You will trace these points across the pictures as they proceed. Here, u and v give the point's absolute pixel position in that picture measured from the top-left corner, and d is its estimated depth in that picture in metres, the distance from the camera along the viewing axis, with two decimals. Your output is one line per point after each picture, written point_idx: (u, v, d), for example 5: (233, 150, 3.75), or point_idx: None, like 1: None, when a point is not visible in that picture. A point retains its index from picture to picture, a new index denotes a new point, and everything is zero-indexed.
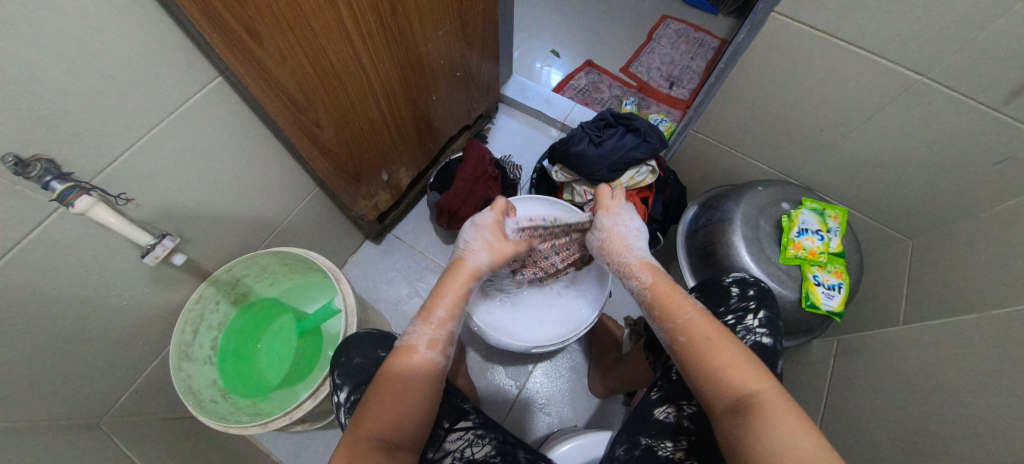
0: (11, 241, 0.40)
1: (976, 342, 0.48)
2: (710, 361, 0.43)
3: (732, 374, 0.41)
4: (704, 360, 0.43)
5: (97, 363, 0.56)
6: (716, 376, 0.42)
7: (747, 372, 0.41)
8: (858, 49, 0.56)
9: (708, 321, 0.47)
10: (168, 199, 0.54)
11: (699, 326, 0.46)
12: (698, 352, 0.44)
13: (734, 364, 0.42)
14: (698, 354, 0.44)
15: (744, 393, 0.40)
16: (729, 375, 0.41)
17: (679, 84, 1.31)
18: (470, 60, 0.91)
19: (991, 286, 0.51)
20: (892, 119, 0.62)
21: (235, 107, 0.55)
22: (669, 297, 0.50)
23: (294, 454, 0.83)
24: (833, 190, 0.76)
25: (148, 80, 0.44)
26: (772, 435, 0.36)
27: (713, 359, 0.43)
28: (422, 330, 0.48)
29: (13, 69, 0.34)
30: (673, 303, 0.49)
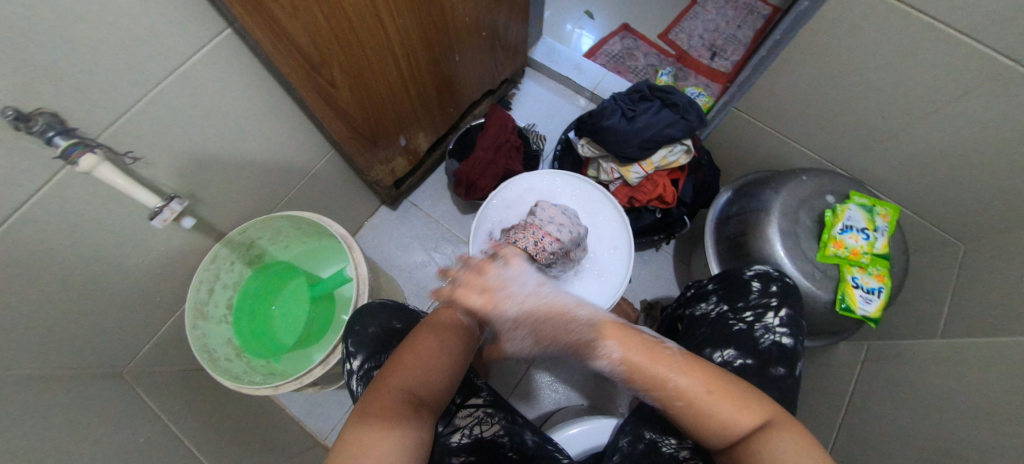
0: (21, 198, 0.39)
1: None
2: (712, 421, 0.38)
3: (736, 423, 0.37)
4: (705, 418, 0.38)
5: (117, 317, 0.57)
6: (723, 429, 0.38)
7: (749, 412, 0.37)
8: (946, 27, 0.49)
9: (693, 368, 0.41)
10: (178, 158, 0.52)
11: (690, 381, 0.40)
12: (695, 411, 0.39)
13: (735, 412, 0.38)
14: (699, 415, 0.39)
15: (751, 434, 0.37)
16: (731, 427, 0.37)
17: (722, 54, 1.20)
18: (497, 17, 0.84)
19: None
20: (969, 111, 0.55)
21: (246, 63, 0.52)
22: (654, 371, 0.42)
23: (307, 410, 0.86)
24: (886, 185, 0.70)
25: (153, 31, 0.41)
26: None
27: (716, 415, 0.38)
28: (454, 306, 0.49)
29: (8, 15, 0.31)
30: (648, 357, 0.43)
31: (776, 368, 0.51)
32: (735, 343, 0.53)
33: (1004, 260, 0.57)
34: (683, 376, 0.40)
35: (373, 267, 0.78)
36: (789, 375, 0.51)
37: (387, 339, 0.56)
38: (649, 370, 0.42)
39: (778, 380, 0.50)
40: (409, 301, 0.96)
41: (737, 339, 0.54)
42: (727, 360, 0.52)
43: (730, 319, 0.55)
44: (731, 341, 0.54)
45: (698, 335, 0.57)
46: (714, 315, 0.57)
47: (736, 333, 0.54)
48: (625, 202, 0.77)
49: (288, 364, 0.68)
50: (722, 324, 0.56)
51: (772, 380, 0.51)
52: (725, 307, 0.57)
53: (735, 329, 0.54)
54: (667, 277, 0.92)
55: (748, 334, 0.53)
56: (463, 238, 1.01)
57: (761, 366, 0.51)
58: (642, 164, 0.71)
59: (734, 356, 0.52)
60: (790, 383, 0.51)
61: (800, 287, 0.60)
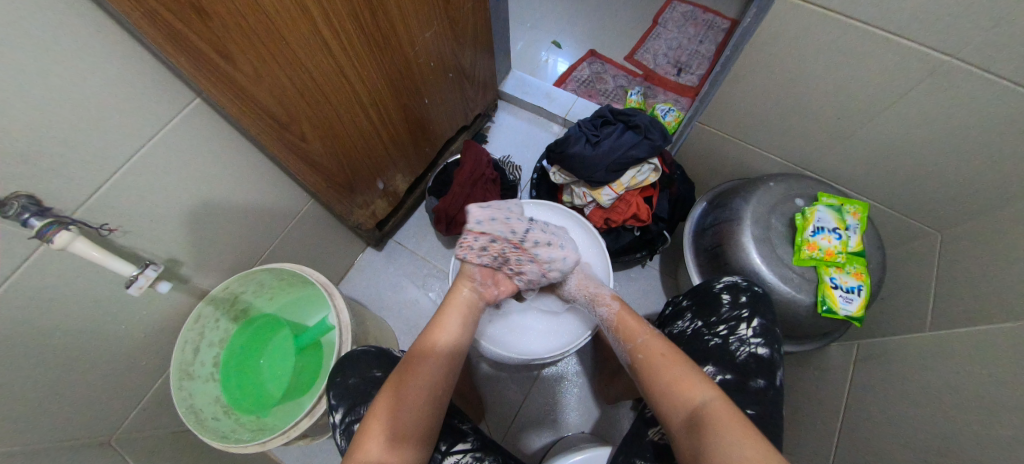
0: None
1: (1008, 349, 0.44)
2: (662, 382, 0.46)
3: (681, 385, 0.45)
4: (658, 376, 0.47)
5: (104, 384, 0.57)
6: (672, 390, 0.45)
7: (695, 382, 0.44)
8: (877, 29, 0.51)
9: (660, 340, 0.51)
10: (156, 223, 0.54)
11: (654, 345, 0.50)
12: (652, 369, 0.48)
13: (683, 377, 0.45)
14: (654, 375, 0.48)
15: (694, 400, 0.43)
16: (680, 386, 0.45)
17: (687, 70, 1.25)
18: (463, 58, 0.88)
19: None
20: (918, 104, 0.56)
21: (216, 126, 0.54)
22: (628, 325, 0.56)
23: (302, 462, 0.85)
24: (853, 182, 0.71)
25: (124, 108, 0.43)
26: (720, 446, 0.38)
27: (666, 377, 0.46)
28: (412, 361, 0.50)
29: None
30: (631, 330, 0.55)
31: (756, 381, 0.50)
32: (713, 359, 0.52)
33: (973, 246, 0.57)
34: (645, 338, 0.52)
35: (358, 311, 0.78)
36: (770, 386, 0.49)
37: (366, 387, 0.55)
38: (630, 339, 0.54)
39: (759, 394, 0.49)
40: (400, 341, 0.95)
41: (713, 355, 0.52)
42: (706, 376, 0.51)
43: (705, 334, 0.55)
44: (708, 357, 0.52)
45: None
46: (689, 332, 0.57)
47: (712, 348, 0.53)
48: (601, 224, 0.78)
49: (277, 418, 0.66)
50: (698, 343, 0.55)
51: (753, 394, 0.49)
52: (699, 323, 0.57)
53: (710, 344, 0.53)
54: (655, 292, 0.91)
55: (724, 349, 0.52)
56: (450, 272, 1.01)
57: (741, 380, 0.50)
58: (612, 185, 0.72)
59: (713, 373, 0.51)
60: (773, 395, 0.49)
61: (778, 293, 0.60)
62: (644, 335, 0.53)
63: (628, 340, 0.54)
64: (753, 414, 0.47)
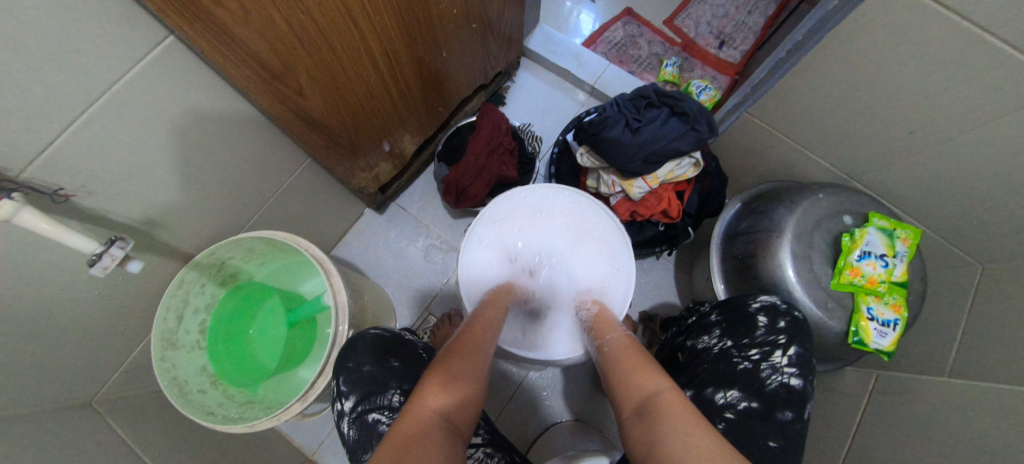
0: None
1: None
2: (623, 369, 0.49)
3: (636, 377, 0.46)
4: (619, 372, 0.49)
5: (78, 352, 0.52)
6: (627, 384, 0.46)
7: (647, 376, 0.46)
8: (997, 40, 0.43)
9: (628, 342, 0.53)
10: (126, 184, 0.46)
11: (619, 344, 0.52)
12: (615, 366, 0.50)
13: (638, 371, 0.47)
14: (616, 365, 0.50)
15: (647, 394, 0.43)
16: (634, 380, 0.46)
17: (731, 43, 1.11)
18: (491, 6, 0.76)
19: None
20: (1010, 133, 0.49)
21: (195, 72, 0.45)
22: (603, 323, 0.58)
23: (294, 424, 0.84)
24: (908, 204, 0.64)
25: (77, 49, 0.34)
26: (667, 427, 0.39)
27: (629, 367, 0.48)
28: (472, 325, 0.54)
29: None
30: (603, 329, 0.57)
31: (784, 413, 0.50)
32: (740, 383, 0.52)
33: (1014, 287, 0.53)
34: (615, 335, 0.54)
35: (357, 283, 0.73)
36: (797, 419, 0.50)
37: (383, 379, 0.55)
38: (599, 334, 0.56)
39: (785, 426, 0.50)
40: (398, 312, 0.92)
41: (743, 380, 0.52)
42: (729, 401, 0.51)
43: (734, 356, 0.54)
44: (735, 381, 0.52)
45: (697, 372, 0.55)
46: (716, 350, 0.56)
47: (741, 372, 0.53)
48: (626, 216, 0.72)
49: (270, 389, 0.64)
50: (726, 362, 0.54)
51: (778, 425, 0.50)
52: (729, 343, 0.55)
53: (740, 368, 0.53)
54: (667, 288, 0.88)
55: (754, 375, 0.52)
56: (454, 244, 0.96)
57: (767, 410, 0.50)
58: (646, 178, 0.65)
59: (738, 399, 0.51)
60: (798, 428, 0.50)
61: (807, 316, 0.57)
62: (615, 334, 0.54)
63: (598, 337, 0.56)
64: (775, 446, 0.49)
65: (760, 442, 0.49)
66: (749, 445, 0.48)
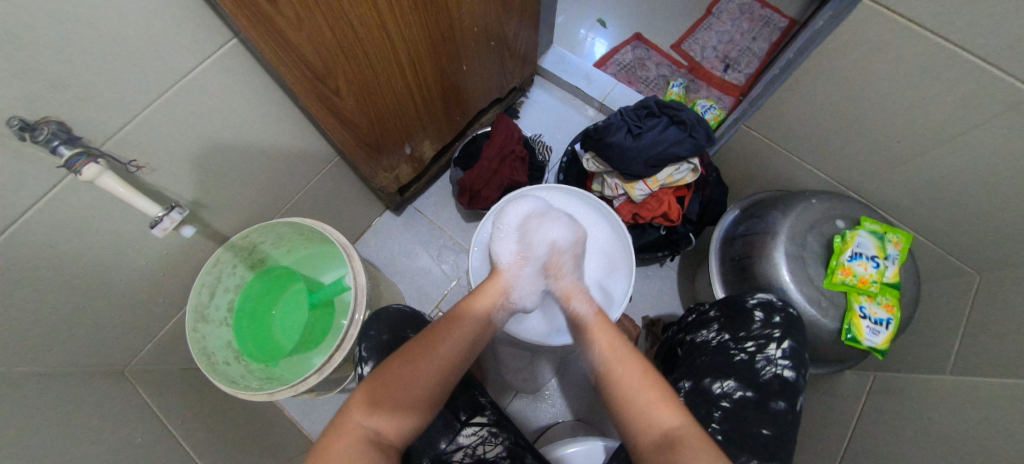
0: (16, 212, 0.39)
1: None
2: (637, 395, 0.45)
3: (653, 412, 0.43)
4: (631, 394, 0.45)
5: (122, 317, 0.57)
6: (640, 414, 0.44)
7: (669, 408, 0.43)
8: (965, 53, 0.47)
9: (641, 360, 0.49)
10: (181, 165, 0.53)
11: (630, 363, 0.48)
12: (624, 386, 0.46)
13: (657, 401, 0.44)
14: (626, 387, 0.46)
15: (666, 428, 0.42)
16: (655, 410, 0.43)
17: (735, 67, 1.18)
18: (507, 27, 0.83)
19: None
20: (987, 141, 0.52)
21: (250, 71, 0.52)
22: (606, 332, 0.53)
23: (304, 412, 0.87)
24: (900, 213, 0.67)
25: (160, 44, 0.41)
26: None
27: (643, 392, 0.45)
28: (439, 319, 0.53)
29: (20, 36, 0.32)
30: (606, 340, 0.52)
31: (777, 402, 0.52)
32: (737, 374, 0.54)
33: (1004, 288, 0.55)
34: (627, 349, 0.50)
35: (373, 274, 0.78)
36: (790, 410, 0.52)
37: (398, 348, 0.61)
38: (604, 346, 0.51)
39: (778, 415, 0.51)
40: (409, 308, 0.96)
41: (738, 371, 0.54)
42: (725, 390, 0.53)
43: (731, 348, 0.56)
44: (732, 372, 0.54)
45: (695, 364, 0.57)
46: (715, 344, 0.58)
47: (737, 363, 0.54)
48: (629, 218, 0.76)
49: (286, 369, 0.68)
50: (723, 354, 0.56)
51: (771, 414, 0.51)
52: (727, 336, 0.57)
53: (736, 359, 0.55)
54: (670, 294, 0.91)
55: (750, 366, 0.54)
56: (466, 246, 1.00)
57: (762, 400, 0.52)
58: (647, 181, 0.70)
59: (734, 388, 0.53)
60: (791, 418, 0.51)
61: (802, 314, 0.59)
62: (623, 348, 0.50)
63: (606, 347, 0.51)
64: (768, 434, 0.50)
65: (755, 429, 0.50)
66: (743, 432, 0.50)
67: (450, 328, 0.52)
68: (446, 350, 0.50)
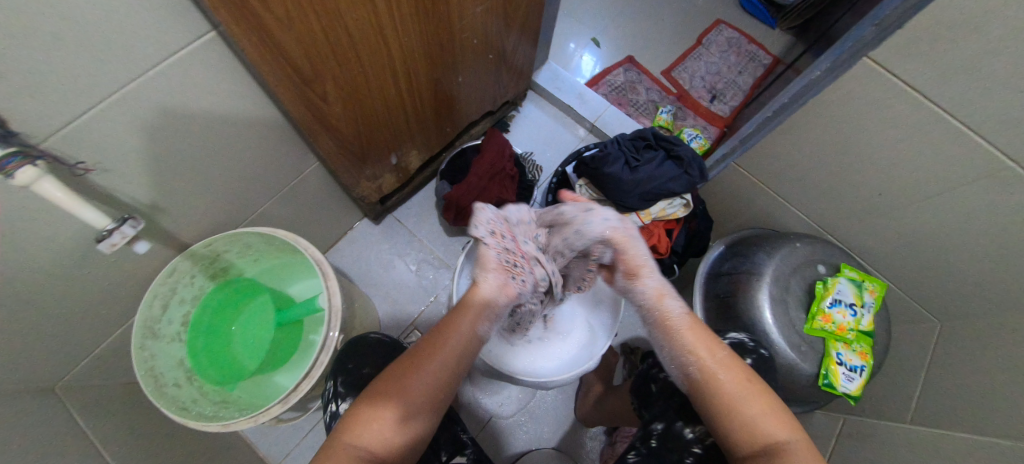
0: None
1: None
2: (743, 408, 0.43)
3: (762, 423, 0.42)
4: (739, 406, 0.43)
5: (56, 331, 0.50)
6: (748, 424, 0.42)
7: (778, 420, 0.42)
8: (951, 118, 0.49)
9: (742, 367, 0.47)
10: (139, 166, 0.47)
11: (733, 373, 0.45)
12: (728, 397, 0.44)
13: (766, 412, 0.42)
14: (730, 400, 0.44)
15: (773, 441, 0.41)
16: (762, 422, 0.42)
17: (720, 98, 1.21)
18: (507, 41, 0.81)
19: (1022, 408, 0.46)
20: (961, 202, 0.55)
21: (229, 67, 0.47)
22: (699, 335, 0.49)
23: (261, 432, 0.81)
24: (874, 260, 0.70)
25: (126, 34, 0.36)
26: None
27: (750, 406, 0.43)
28: (442, 336, 0.49)
29: None
30: (704, 343, 0.48)
31: None
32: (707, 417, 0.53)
33: (964, 340, 0.58)
34: (721, 356, 0.47)
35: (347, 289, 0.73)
36: None
37: None
38: (700, 353, 0.48)
39: None
40: (383, 324, 0.91)
41: None
42: (699, 435, 0.53)
43: None
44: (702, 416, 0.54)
45: (669, 402, 0.57)
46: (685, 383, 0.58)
47: None
48: None
49: (245, 391, 0.62)
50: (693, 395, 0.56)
51: None
52: None
53: None
54: None
55: None
56: (447, 261, 0.97)
57: None
58: (639, 213, 0.69)
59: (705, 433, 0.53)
60: None
61: (769, 354, 0.60)
62: (723, 356, 0.47)
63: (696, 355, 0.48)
64: None
65: None
66: None
67: (445, 341, 0.49)
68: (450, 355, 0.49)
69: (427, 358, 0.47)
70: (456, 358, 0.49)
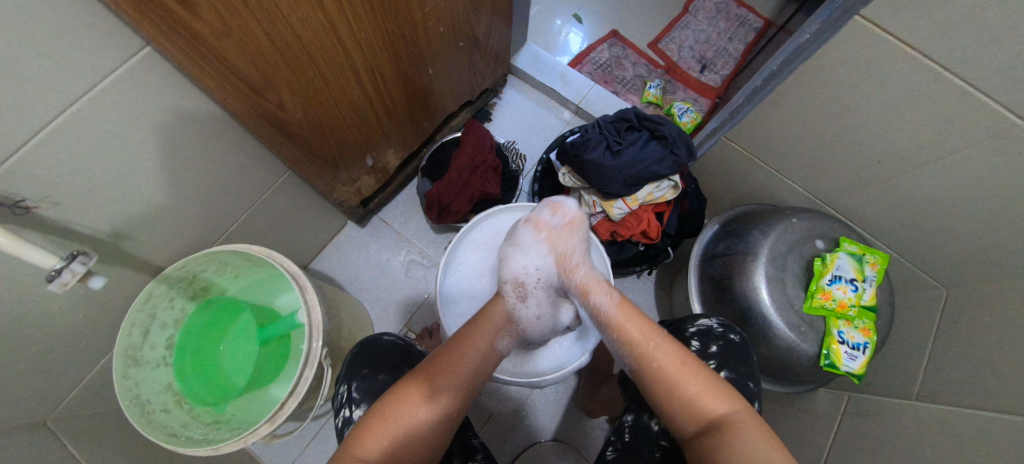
0: None
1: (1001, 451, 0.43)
2: (681, 390, 0.42)
3: (701, 402, 0.42)
4: (676, 391, 0.43)
5: (35, 368, 0.49)
6: (688, 405, 0.42)
7: (716, 395, 0.42)
8: (953, 77, 0.45)
9: (676, 348, 0.45)
10: (93, 196, 0.45)
11: (666, 357, 0.44)
12: (664, 384, 0.43)
13: (703, 391, 0.42)
14: (666, 386, 0.43)
15: (715, 419, 0.41)
16: (703, 402, 0.42)
17: (711, 68, 1.15)
18: (478, 25, 0.77)
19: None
20: (965, 166, 0.51)
21: (173, 83, 0.44)
22: (633, 323, 0.47)
23: (265, 444, 0.81)
24: (876, 231, 0.67)
25: (47, 61, 0.33)
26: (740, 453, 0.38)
27: (688, 387, 0.42)
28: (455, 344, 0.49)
29: None
30: (639, 332, 0.46)
31: None
32: None
33: (971, 310, 0.55)
34: (658, 342, 0.45)
35: (333, 299, 0.72)
36: None
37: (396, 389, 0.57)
38: (635, 345, 0.46)
39: None
40: (377, 327, 0.91)
41: None
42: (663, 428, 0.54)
43: None
44: None
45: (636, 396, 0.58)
46: None
47: None
48: (606, 236, 0.73)
49: (238, 410, 0.62)
50: None
51: None
52: None
53: None
54: (648, 306, 0.89)
55: None
56: (437, 259, 0.95)
57: None
58: (626, 199, 0.67)
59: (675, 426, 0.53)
60: None
61: (743, 336, 0.58)
62: (656, 338, 0.46)
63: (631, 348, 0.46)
64: None
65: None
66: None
67: (460, 349, 0.48)
68: (476, 364, 0.48)
69: (439, 367, 0.47)
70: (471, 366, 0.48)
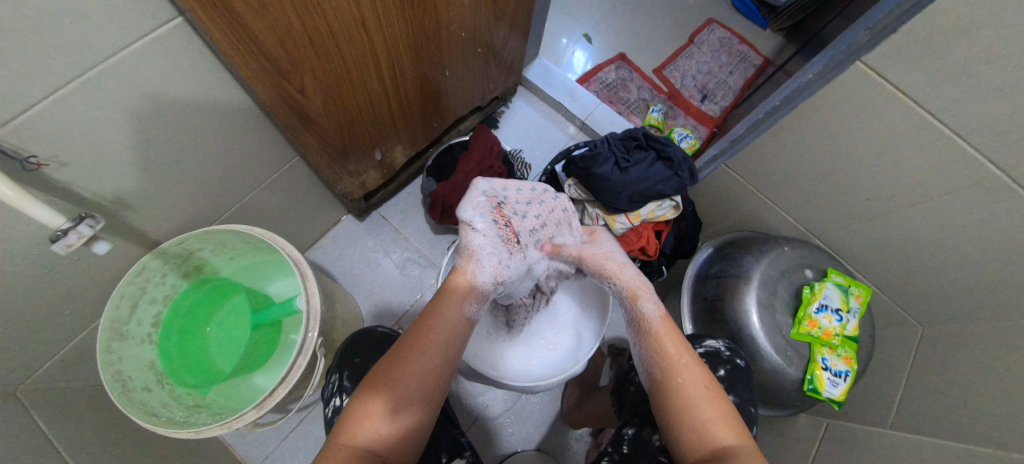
0: None
1: None
2: (692, 414, 0.43)
3: (711, 428, 0.42)
4: (690, 414, 0.43)
5: (14, 334, 0.48)
6: (699, 431, 0.43)
7: (726, 427, 0.42)
8: (940, 125, 0.49)
9: (702, 371, 0.46)
10: (102, 160, 0.45)
11: (695, 376, 0.45)
12: (683, 403, 0.44)
13: (715, 420, 0.43)
14: (685, 407, 0.44)
15: (721, 448, 0.41)
16: (713, 429, 0.42)
17: (711, 98, 1.20)
18: (497, 35, 0.79)
19: (997, 415, 0.47)
20: (946, 209, 0.55)
21: (199, 57, 0.44)
22: (672, 338, 0.49)
23: (239, 434, 0.78)
24: (859, 265, 0.70)
25: (81, 20, 0.33)
26: None
27: (704, 412, 0.43)
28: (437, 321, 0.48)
29: None
30: (674, 348, 0.48)
31: None
32: None
33: (944, 346, 0.58)
34: (686, 362, 0.47)
35: (329, 289, 0.71)
36: None
37: None
38: (665, 355, 0.47)
39: None
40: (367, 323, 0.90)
41: None
42: (663, 445, 0.55)
43: None
44: None
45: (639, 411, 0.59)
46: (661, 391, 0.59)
47: None
48: None
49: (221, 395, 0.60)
50: None
51: None
52: None
53: None
54: None
55: None
56: (433, 259, 0.95)
57: None
58: (629, 215, 0.69)
59: None
60: None
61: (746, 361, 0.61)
62: (687, 358, 0.47)
63: (663, 358, 0.47)
64: None
65: None
66: None
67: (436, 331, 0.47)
68: (447, 335, 0.48)
69: (416, 348, 0.46)
70: (445, 350, 0.47)
